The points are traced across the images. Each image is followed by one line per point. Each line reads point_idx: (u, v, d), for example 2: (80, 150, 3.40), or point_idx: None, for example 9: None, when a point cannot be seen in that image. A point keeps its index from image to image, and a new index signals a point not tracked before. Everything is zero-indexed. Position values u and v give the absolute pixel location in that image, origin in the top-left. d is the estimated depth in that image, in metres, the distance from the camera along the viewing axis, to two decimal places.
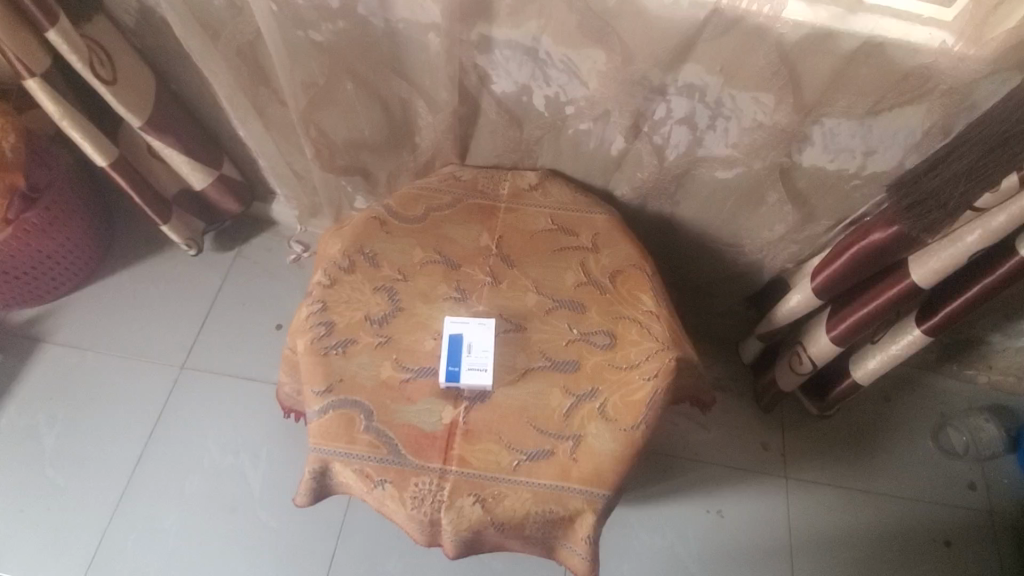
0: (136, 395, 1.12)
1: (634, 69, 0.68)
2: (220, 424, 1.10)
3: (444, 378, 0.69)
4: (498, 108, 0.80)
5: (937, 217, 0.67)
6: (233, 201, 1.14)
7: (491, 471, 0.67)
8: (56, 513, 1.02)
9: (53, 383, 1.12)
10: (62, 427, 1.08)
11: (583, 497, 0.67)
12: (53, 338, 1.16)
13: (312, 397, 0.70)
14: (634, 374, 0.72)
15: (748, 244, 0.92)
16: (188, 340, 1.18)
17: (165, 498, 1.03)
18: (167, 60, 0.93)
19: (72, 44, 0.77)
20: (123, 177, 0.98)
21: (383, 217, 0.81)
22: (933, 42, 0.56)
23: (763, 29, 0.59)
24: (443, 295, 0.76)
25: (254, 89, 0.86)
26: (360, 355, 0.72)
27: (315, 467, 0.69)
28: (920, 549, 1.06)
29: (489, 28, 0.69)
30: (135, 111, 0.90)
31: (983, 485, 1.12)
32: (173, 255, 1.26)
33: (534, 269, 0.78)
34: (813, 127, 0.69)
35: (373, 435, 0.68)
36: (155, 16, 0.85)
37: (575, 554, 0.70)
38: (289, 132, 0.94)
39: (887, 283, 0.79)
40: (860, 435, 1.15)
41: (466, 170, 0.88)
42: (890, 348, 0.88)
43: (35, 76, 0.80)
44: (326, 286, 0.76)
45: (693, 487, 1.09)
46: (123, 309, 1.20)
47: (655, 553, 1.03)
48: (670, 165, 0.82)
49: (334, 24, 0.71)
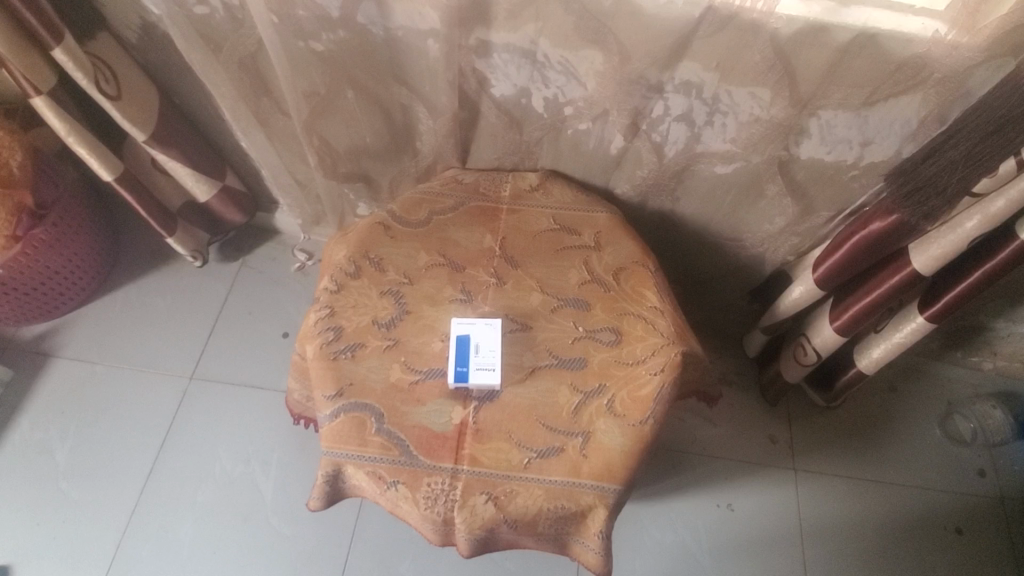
0: (146, 407, 1.13)
1: (631, 68, 0.69)
2: (230, 434, 1.11)
3: (453, 379, 0.70)
4: (498, 111, 0.81)
5: (937, 204, 0.68)
6: (237, 211, 1.16)
7: (502, 469, 0.68)
8: (71, 527, 1.02)
9: (64, 397, 1.13)
10: (74, 441, 1.09)
11: (594, 492, 0.68)
12: (63, 353, 1.17)
13: (323, 401, 0.71)
14: (640, 369, 0.72)
15: (748, 237, 0.93)
16: (197, 350, 1.19)
17: (178, 508, 1.04)
18: (170, 75, 0.94)
19: (77, 61, 0.78)
20: (129, 191, 0.99)
21: (387, 222, 0.82)
22: (926, 32, 0.57)
23: (757, 25, 0.60)
24: (449, 297, 0.76)
25: (257, 100, 0.87)
26: (369, 358, 0.73)
27: (328, 471, 0.70)
28: (931, 536, 1.07)
29: (487, 32, 0.70)
30: (139, 125, 0.91)
31: (992, 471, 1.12)
32: (179, 267, 1.27)
33: (537, 268, 0.79)
34: (810, 120, 0.70)
35: (384, 437, 0.69)
36: (157, 32, 0.86)
37: (588, 549, 0.71)
38: (291, 141, 0.95)
39: (888, 272, 0.79)
40: (867, 425, 1.16)
41: (467, 173, 0.89)
42: (893, 336, 0.89)
43: (41, 93, 0.81)
44: (334, 291, 0.77)
45: (703, 481, 1.10)
46: (131, 323, 1.21)
47: (667, 549, 1.04)
48: (670, 161, 0.82)
49: (334, 33, 0.73)
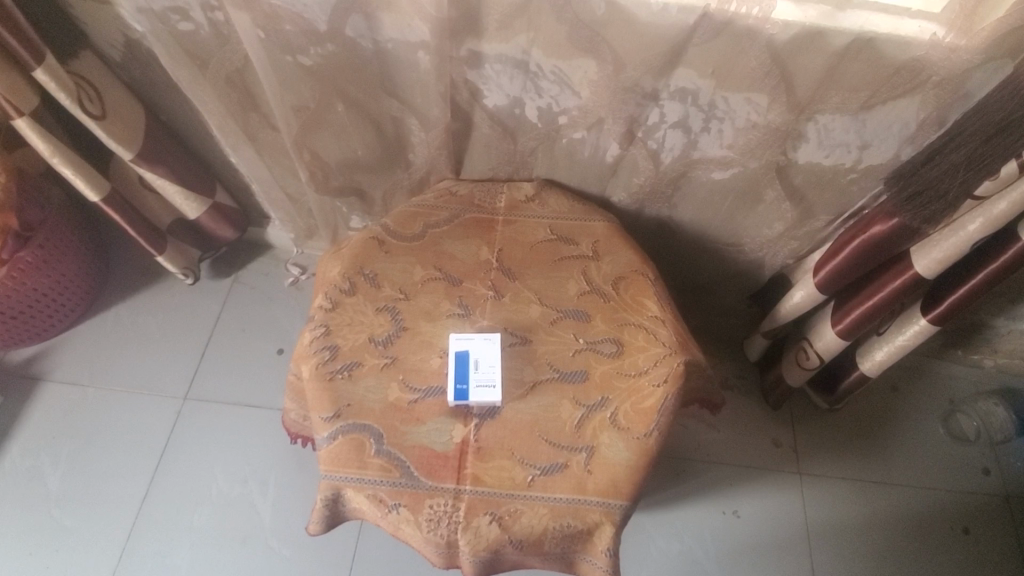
0: (139, 430, 1.11)
1: (625, 76, 0.68)
2: (226, 455, 1.09)
3: (453, 397, 0.69)
4: (491, 121, 0.80)
5: (939, 207, 0.68)
6: (227, 227, 1.14)
7: (506, 488, 0.66)
8: (66, 554, 1.00)
9: (55, 422, 1.11)
10: (67, 466, 1.07)
11: (601, 509, 0.67)
12: (54, 376, 1.15)
13: (320, 423, 0.69)
14: (643, 381, 0.71)
15: (747, 243, 0.92)
16: (190, 371, 1.17)
17: (175, 533, 1.02)
18: (156, 92, 0.92)
19: (60, 82, 0.77)
20: (117, 211, 0.97)
21: (381, 236, 0.80)
22: (923, 35, 0.56)
23: (753, 32, 0.59)
24: (447, 312, 0.75)
25: (245, 116, 0.85)
26: (366, 378, 0.71)
27: (327, 494, 0.68)
28: (939, 538, 1.06)
29: (479, 44, 0.69)
30: (125, 144, 0.89)
31: (997, 469, 1.12)
32: (171, 285, 1.25)
33: (535, 281, 0.78)
34: (808, 125, 0.70)
35: (384, 458, 0.68)
36: (141, 49, 0.84)
37: (596, 567, 0.70)
38: (281, 155, 0.93)
39: (891, 275, 0.78)
40: (870, 426, 1.15)
41: (463, 185, 0.87)
42: (897, 338, 0.88)
43: (24, 115, 0.79)
44: (328, 309, 0.75)
45: (708, 488, 1.08)
46: (123, 344, 1.19)
47: (674, 558, 1.03)
48: (666, 168, 0.81)
49: (322, 47, 0.71)
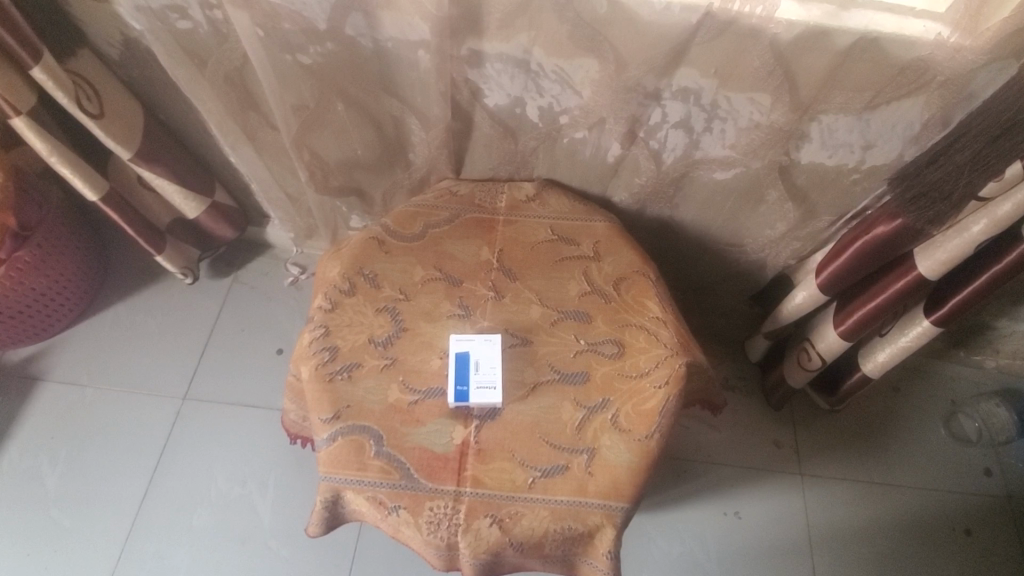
0: (138, 430, 1.10)
1: (627, 76, 0.67)
2: (226, 455, 1.08)
3: (453, 399, 0.69)
4: (491, 121, 0.79)
5: (942, 208, 0.67)
6: (227, 226, 1.13)
7: (506, 490, 0.66)
8: (64, 555, 1.00)
9: (53, 422, 1.10)
10: (66, 466, 1.07)
11: (602, 511, 0.66)
12: (52, 376, 1.14)
13: (320, 424, 0.69)
14: (644, 382, 0.71)
15: (749, 243, 0.92)
16: (189, 371, 1.16)
17: (174, 533, 1.02)
18: (154, 91, 0.92)
19: (57, 80, 0.76)
20: (116, 211, 0.97)
21: (381, 236, 0.80)
22: (928, 35, 0.56)
23: (756, 31, 0.59)
24: (447, 313, 0.75)
25: (244, 115, 0.85)
26: (366, 379, 0.71)
27: (327, 496, 0.68)
28: (940, 539, 1.05)
29: (480, 43, 0.69)
30: (123, 144, 0.89)
31: (999, 470, 1.11)
32: (170, 284, 1.25)
33: (536, 281, 0.77)
34: (811, 125, 0.69)
35: (384, 460, 0.67)
36: (140, 48, 0.84)
37: (597, 569, 0.69)
38: (280, 154, 0.93)
39: (894, 276, 0.78)
40: (872, 427, 1.14)
41: (463, 184, 0.87)
42: (899, 339, 0.87)
43: (21, 114, 0.78)
44: (327, 310, 0.75)
45: (710, 489, 1.08)
46: (122, 344, 1.18)
47: (675, 559, 1.02)
48: (668, 168, 0.81)
49: (322, 46, 0.70)
